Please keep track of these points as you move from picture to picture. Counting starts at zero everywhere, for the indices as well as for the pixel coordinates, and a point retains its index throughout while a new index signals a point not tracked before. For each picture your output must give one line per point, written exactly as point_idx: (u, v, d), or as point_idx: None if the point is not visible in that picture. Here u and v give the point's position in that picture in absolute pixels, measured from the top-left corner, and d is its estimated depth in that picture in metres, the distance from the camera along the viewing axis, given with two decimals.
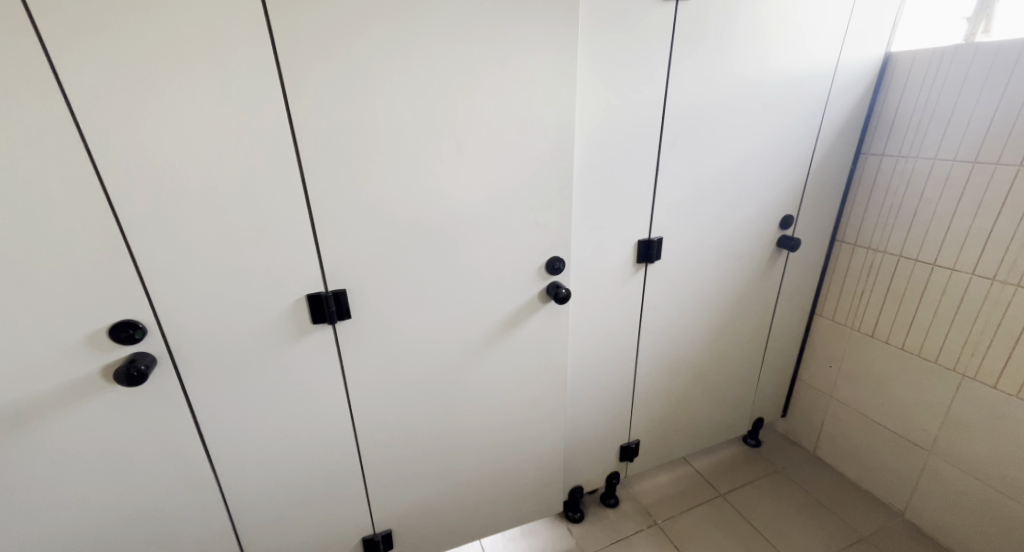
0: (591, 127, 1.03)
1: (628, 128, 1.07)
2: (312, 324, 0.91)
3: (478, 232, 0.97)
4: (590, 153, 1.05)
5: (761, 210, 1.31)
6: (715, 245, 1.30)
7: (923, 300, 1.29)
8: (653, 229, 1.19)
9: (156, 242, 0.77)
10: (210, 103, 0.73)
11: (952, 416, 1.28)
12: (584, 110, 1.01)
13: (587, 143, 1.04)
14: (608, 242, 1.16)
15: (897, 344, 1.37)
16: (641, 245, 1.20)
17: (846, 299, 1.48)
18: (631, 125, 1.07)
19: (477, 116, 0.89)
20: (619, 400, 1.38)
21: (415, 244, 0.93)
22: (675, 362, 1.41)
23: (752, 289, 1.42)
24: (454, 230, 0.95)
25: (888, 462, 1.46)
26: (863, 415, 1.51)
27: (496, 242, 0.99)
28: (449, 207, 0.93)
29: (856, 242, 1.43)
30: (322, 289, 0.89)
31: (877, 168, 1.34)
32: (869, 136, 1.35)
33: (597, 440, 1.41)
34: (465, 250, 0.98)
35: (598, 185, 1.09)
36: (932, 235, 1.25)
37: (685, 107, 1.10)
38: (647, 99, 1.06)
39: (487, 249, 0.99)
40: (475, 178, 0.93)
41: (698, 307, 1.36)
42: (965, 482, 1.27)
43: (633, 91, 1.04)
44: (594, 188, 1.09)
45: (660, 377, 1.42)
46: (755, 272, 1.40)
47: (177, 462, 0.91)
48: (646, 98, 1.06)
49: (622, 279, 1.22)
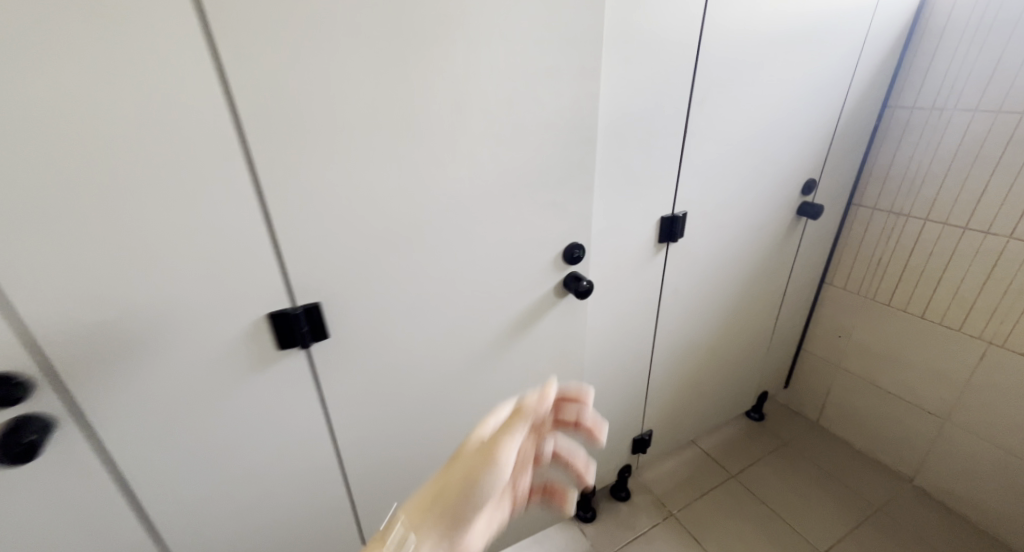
0: (616, 84, 0.83)
1: (658, 81, 0.87)
2: (280, 349, 0.70)
3: (488, 218, 0.78)
4: (613, 115, 0.85)
5: (784, 175, 1.18)
6: (736, 218, 1.16)
7: (949, 267, 1.21)
8: (677, 203, 1.03)
9: (28, 262, 0.52)
10: (89, 50, 0.48)
11: (974, 383, 1.23)
12: (609, 59, 0.80)
13: (612, 101, 0.84)
14: (629, 222, 0.98)
15: (916, 313, 1.30)
16: (663, 223, 1.03)
17: (860, 266, 1.40)
18: (662, 78, 0.87)
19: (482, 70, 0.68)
20: (632, 393, 1.26)
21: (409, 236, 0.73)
22: (688, 345, 1.30)
23: (768, 260, 1.31)
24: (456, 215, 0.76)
25: (898, 431, 1.43)
26: (874, 384, 1.46)
27: (506, 227, 0.81)
28: (449, 190, 0.72)
29: (875, 206, 1.33)
30: (288, 305, 0.67)
31: (904, 123, 1.23)
32: (896, 89, 1.23)
33: (609, 435, 1.29)
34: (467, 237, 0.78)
35: (621, 155, 0.90)
36: (964, 196, 1.15)
37: (719, 57, 0.92)
38: (679, 47, 0.86)
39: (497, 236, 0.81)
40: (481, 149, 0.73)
41: (715, 284, 1.24)
42: (981, 448, 1.25)
43: (665, 34, 0.84)
44: (615, 159, 0.90)
45: (673, 362, 1.30)
46: (772, 244, 1.28)
47: (102, 540, 0.69)
48: (679, 45, 0.86)
49: (642, 261, 1.06)
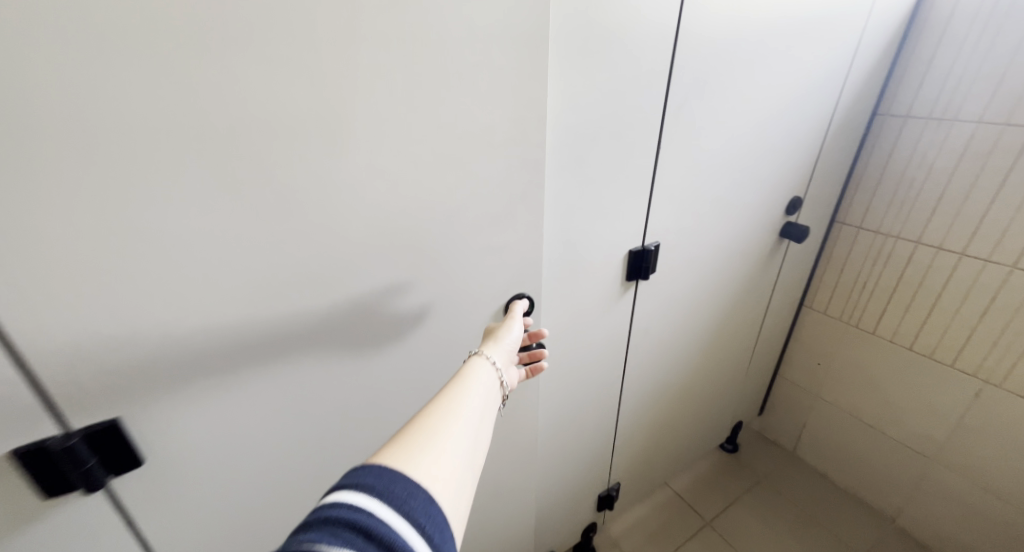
0: (573, 89, 0.62)
1: (627, 85, 0.67)
2: (45, 500, 0.43)
3: (395, 285, 0.54)
4: (569, 129, 0.65)
5: (767, 194, 1.02)
6: (712, 245, 0.99)
7: (942, 295, 1.09)
8: (648, 233, 0.84)
9: None
10: None
11: (966, 424, 1.11)
12: (564, 56, 0.59)
13: (568, 112, 0.63)
14: (591, 260, 0.79)
15: (904, 344, 1.18)
16: (632, 258, 0.84)
17: (843, 290, 1.27)
18: (632, 81, 0.67)
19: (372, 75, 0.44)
20: (596, 446, 1.08)
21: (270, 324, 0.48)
22: (659, 386, 1.13)
23: (747, 288, 1.15)
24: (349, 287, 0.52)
25: (881, 468, 1.31)
26: (856, 417, 1.34)
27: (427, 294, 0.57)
28: (335, 244, 0.49)
29: (861, 225, 1.19)
30: (53, 431, 0.41)
31: (897, 134, 1.09)
32: (887, 95, 1.09)
33: (570, 495, 1.11)
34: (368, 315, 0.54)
35: (580, 179, 0.70)
36: (962, 219, 1.02)
37: (701, 55, 0.73)
38: (653, 41, 0.66)
39: (413, 306, 0.57)
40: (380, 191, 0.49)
41: (688, 319, 1.07)
42: (972, 492, 1.14)
43: (635, 24, 0.64)
44: (571, 186, 0.69)
45: (642, 407, 1.13)
46: (751, 271, 1.12)
47: None
48: (653, 39, 0.66)
49: (606, 303, 0.87)
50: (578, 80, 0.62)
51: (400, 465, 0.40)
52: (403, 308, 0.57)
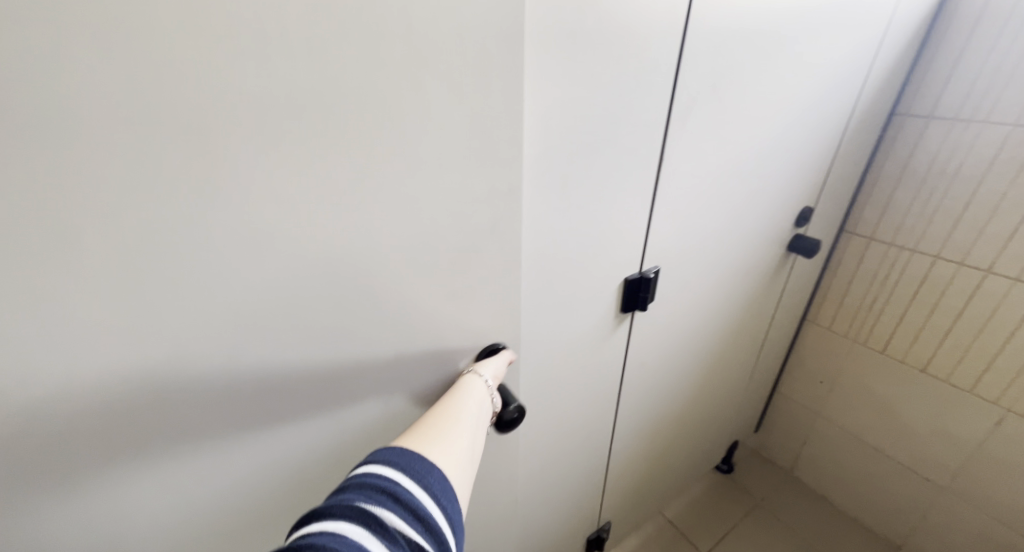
0: (562, 94, 0.49)
1: (629, 87, 0.54)
2: None
3: (321, 361, 0.40)
4: (557, 142, 0.51)
5: (777, 205, 0.91)
6: (716, 264, 0.88)
7: (962, 317, 0.99)
8: (648, 257, 0.72)
9: None
10: None
11: (983, 453, 1.03)
12: (552, 50, 0.46)
13: (556, 120, 0.50)
14: (581, 292, 0.66)
15: (917, 365, 1.09)
16: (628, 287, 0.72)
17: (851, 305, 1.17)
18: (634, 82, 0.54)
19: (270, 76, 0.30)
20: (584, 488, 0.97)
21: (129, 428, 0.34)
22: (653, 418, 1.02)
23: (750, 306, 1.04)
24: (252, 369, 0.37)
25: (886, 493, 1.23)
26: (860, 439, 1.25)
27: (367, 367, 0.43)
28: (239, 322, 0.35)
29: (873, 236, 1.09)
30: None
31: (916, 138, 0.98)
32: (908, 93, 0.98)
33: (556, 541, 0.99)
34: (283, 402, 0.40)
35: (570, 202, 0.57)
36: (989, 233, 0.93)
37: (718, 49, 0.60)
38: (662, 32, 0.53)
39: (351, 383, 0.43)
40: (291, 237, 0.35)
41: (687, 345, 0.96)
42: (987, 524, 1.06)
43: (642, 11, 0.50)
44: (557, 210, 0.56)
45: (635, 441, 1.02)
46: (755, 289, 1.01)
47: None
48: (662, 30, 0.53)
49: (598, 338, 0.75)
50: (565, 79, 0.48)
51: (417, 447, 0.39)
52: (336, 387, 0.42)
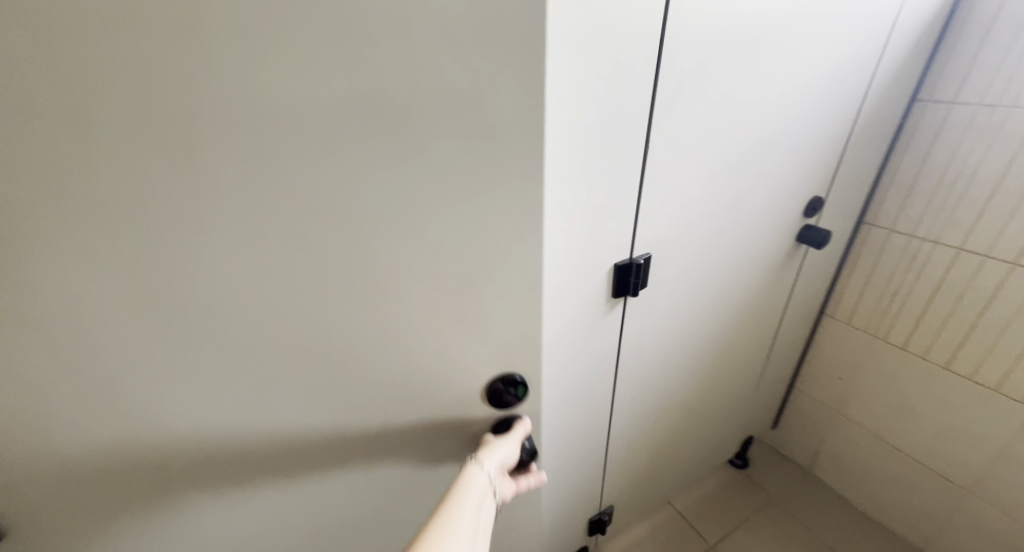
0: None
1: (608, 79, 0.56)
2: None
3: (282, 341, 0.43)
4: None
5: (784, 195, 0.89)
6: (720, 254, 0.87)
7: (987, 310, 0.95)
8: (639, 244, 0.73)
9: None
10: None
11: (1010, 455, 0.98)
12: None
13: None
14: (569, 278, 0.68)
15: (939, 361, 1.05)
16: (619, 272, 0.73)
17: (870, 298, 1.14)
18: (614, 75, 0.56)
19: (228, 71, 0.33)
20: (585, 473, 0.99)
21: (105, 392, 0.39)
22: (657, 407, 1.03)
23: (758, 298, 1.03)
24: (227, 337, 0.41)
25: (907, 495, 1.19)
26: (880, 438, 1.21)
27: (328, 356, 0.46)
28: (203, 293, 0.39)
29: (893, 227, 1.06)
30: None
31: (939, 124, 0.95)
32: (930, 79, 0.94)
33: (556, 524, 1.02)
34: (254, 372, 0.44)
35: (552, 191, 0.59)
36: (1015, 223, 0.88)
37: (707, 38, 0.60)
38: (641, 25, 0.55)
39: (315, 362, 0.45)
40: (273, 218, 0.38)
41: (691, 335, 0.96)
42: (1013, 530, 1.01)
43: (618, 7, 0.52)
44: None
45: (638, 429, 1.03)
46: (763, 280, 1.00)
47: None
48: (641, 23, 0.55)
49: (590, 324, 0.76)
50: None
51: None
52: (313, 363, 0.45)
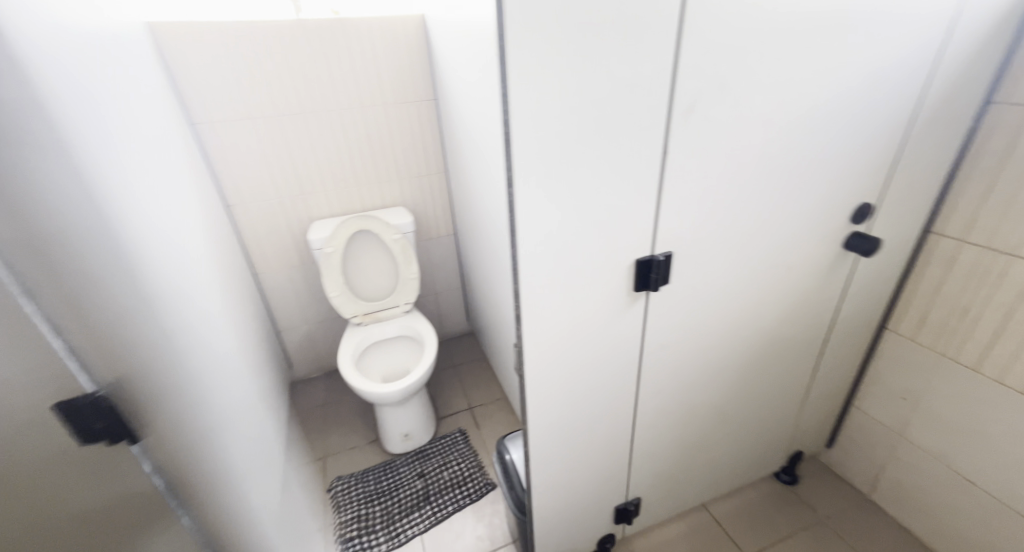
0: (550, 107, 0.60)
1: (618, 97, 0.63)
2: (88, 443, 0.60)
3: None
4: (550, 145, 0.63)
5: (827, 202, 0.88)
6: (751, 257, 0.88)
7: None
8: (660, 242, 0.78)
9: None
10: None
11: None
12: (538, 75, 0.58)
13: (546, 129, 0.62)
14: (588, 271, 0.75)
15: (1015, 386, 0.96)
16: (639, 268, 0.79)
17: (938, 314, 1.06)
18: (625, 93, 0.63)
19: None
20: (611, 461, 1.04)
21: None
22: (688, 406, 1.05)
23: (801, 305, 1.02)
24: None
25: (977, 531, 1.09)
26: (947, 466, 1.12)
27: None
28: None
29: (965, 237, 0.99)
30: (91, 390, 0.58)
31: (1017, 128, 0.88)
32: (1007, 79, 0.88)
33: (583, 507, 1.08)
34: None
35: (565, 196, 0.67)
36: None
37: (722, 53, 0.64)
38: (650, 49, 0.61)
39: None
40: None
41: (724, 337, 0.98)
42: None
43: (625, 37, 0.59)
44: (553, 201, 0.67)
45: (668, 426, 1.06)
46: (805, 287, 0.99)
47: None
48: (649, 48, 0.61)
49: (611, 316, 0.83)
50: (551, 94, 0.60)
51: None
52: None
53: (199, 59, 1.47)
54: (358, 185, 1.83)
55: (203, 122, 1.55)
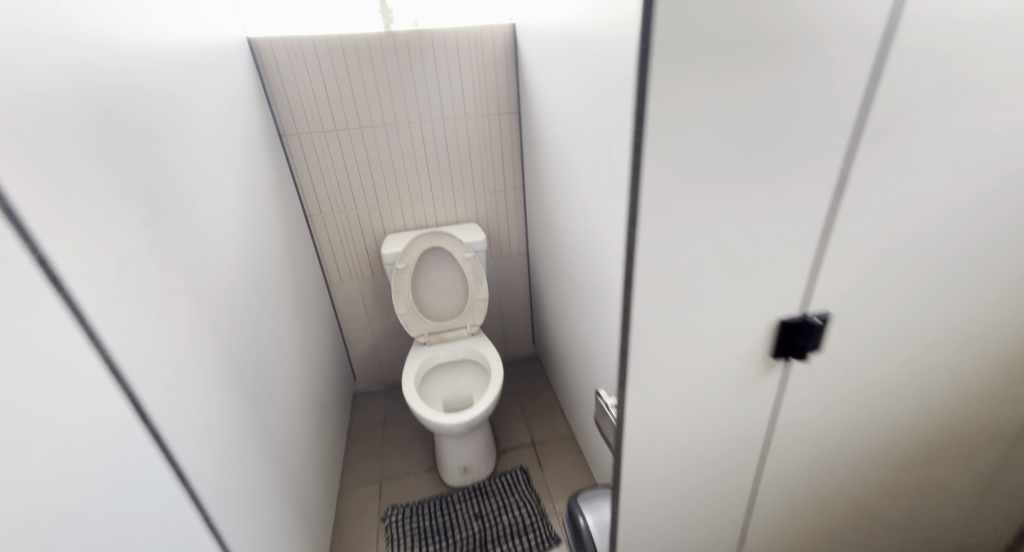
0: (693, 138, 0.46)
1: (785, 123, 0.47)
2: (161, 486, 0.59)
3: None
4: (687, 184, 0.48)
5: None
6: (933, 325, 0.66)
7: None
8: (814, 303, 0.60)
9: None
10: None
11: None
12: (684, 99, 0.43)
13: (685, 167, 0.47)
14: (715, 335, 0.59)
15: None
16: (784, 332, 0.61)
17: None
18: (794, 118, 0.47)
19: None
20: None
21: None
22: (820, 500, 0.83)
23: (991, 387, 0.77)
24: None
25: None
26: None
27: None
28: None
29: None
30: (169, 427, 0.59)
31: None
32: None
33: None
34: None
35: (698, 248, 0.52)
36: None
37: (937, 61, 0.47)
38: (836, 59, 0.45)
39: None
40: None
41: (880, 421, 0.75)
42: None
43: (805, 46, 0.44)
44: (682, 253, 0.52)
45: (791, 521, 0.85)
46: (1000, 364, 0.74)
47: None
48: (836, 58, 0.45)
49: (737, 389, 0.65)
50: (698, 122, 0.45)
51: None
52: None
53: (290, 72, 1.47)
54: (433, 200, 1.77)
55: (290, 134, 1.55)
